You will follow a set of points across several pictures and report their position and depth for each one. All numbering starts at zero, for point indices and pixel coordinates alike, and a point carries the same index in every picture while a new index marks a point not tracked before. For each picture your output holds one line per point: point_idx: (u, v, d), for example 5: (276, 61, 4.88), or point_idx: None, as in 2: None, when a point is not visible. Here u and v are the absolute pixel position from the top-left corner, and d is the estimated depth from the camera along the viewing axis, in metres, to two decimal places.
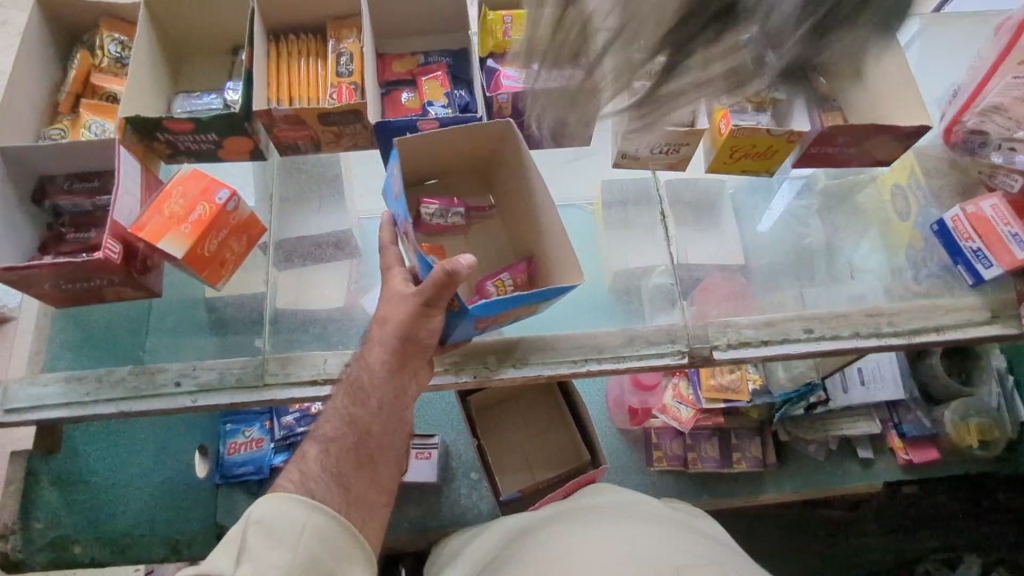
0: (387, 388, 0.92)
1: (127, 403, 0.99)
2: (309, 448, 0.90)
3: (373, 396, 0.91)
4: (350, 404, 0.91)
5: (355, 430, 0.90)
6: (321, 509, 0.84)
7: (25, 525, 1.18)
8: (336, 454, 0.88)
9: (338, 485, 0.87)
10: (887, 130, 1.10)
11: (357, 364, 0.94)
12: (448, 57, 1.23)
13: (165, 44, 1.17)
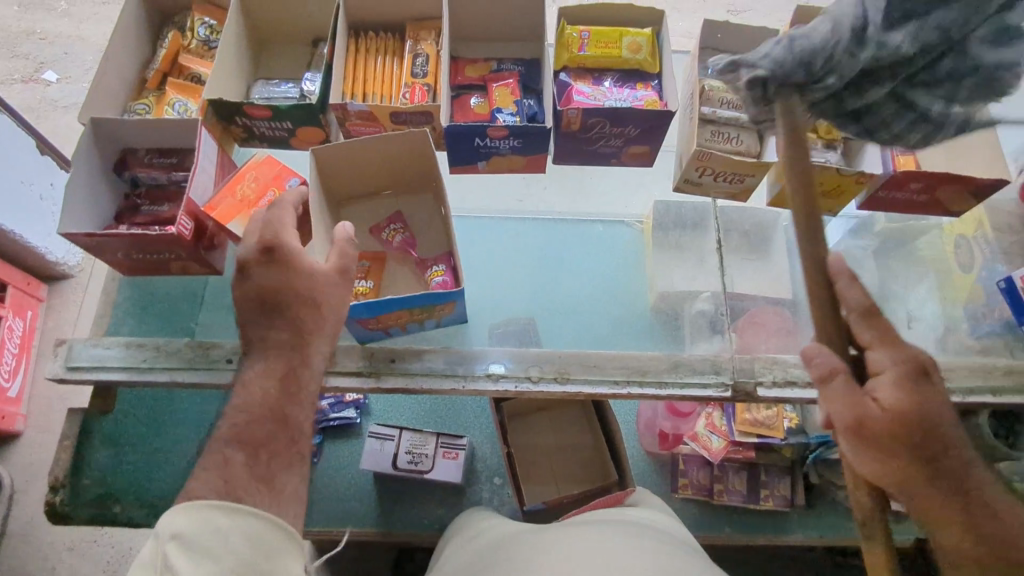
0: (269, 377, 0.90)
1: (181, 374, 1.03)
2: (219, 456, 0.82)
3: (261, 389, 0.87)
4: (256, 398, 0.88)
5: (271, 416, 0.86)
6: (245, 512, 0.76)
7: (74, 480, 1.16)
8: (262, 457, 0.83)
9: (265, 486, 0.81)
10: (963, 182, 1.06)
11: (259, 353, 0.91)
12: (520, 66, 1.24)
13: (251, 31, 1.21)
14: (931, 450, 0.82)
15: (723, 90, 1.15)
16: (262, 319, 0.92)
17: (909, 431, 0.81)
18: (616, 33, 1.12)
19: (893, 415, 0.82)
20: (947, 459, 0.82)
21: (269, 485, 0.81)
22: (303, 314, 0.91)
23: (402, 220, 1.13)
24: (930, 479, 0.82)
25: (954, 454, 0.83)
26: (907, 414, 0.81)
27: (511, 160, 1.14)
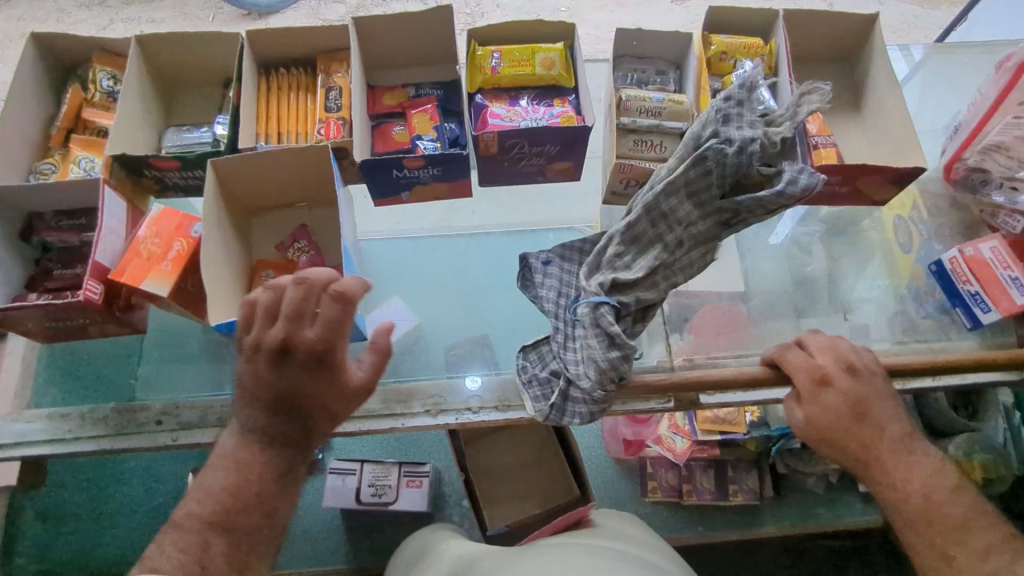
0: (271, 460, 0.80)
1: (109, 441, 1.00)
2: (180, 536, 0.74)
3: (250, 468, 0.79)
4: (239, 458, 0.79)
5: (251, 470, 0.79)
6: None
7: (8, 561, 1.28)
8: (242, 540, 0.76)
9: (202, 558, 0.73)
10: (880, 171, 1.07)
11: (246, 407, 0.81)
12: (439, 89, 1.21)
13: (159, 77, 1.17)
14: (857, 437, 0.84)
15: (642, 97, 1.12)
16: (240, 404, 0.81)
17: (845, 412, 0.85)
18: (528, 50, 1.11)
19: (827, 400, 0.86)
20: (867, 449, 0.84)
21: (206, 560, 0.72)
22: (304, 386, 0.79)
23: (309, 238, 1.10)
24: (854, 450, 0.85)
25: (869, 444, 0.84)
26: (836, 403, 0.85)
27: (434, 187, 1.12)
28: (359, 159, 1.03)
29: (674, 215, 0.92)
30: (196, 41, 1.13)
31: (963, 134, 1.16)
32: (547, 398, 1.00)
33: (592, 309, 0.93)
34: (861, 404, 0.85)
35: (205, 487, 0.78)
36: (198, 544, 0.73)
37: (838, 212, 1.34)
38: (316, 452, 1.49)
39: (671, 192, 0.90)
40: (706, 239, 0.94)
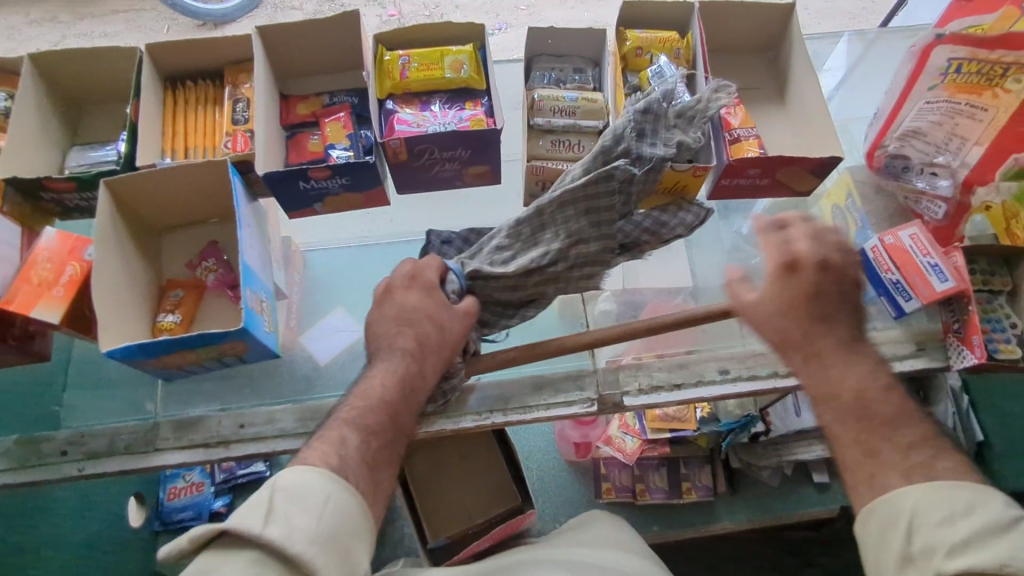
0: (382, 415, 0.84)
1: (12, 475, 0.97)
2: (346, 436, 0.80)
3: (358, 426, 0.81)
4: (398, 401, 0.86)
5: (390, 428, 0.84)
6: (348, 490, 0.74)
7: None
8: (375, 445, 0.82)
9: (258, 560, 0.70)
10: (796, 161, 1.06)
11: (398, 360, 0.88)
12: (353, 96, 1.19)
13: (61, 96, 1.14)
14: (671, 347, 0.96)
15: (555, 97, 1.11)
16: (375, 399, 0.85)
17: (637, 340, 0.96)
18: (436, 53, 1.09)
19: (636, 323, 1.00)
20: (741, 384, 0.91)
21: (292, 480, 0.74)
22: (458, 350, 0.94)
23: (218, 255, 1.07)
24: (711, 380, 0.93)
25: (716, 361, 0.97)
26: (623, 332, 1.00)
27: (348, 197, 1.09)
28: (261, 172, 1.00)
29: (564, 224, 0.95)
30: (95, 57, 1.09)
31: (880, 121, 1.15)
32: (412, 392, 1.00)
33: (458, 284, 0.97)
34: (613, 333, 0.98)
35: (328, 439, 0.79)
36: (337, 439, 0.79)
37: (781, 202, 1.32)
38: (262, 469, 1.52)
39: (562, 205, 0.94)
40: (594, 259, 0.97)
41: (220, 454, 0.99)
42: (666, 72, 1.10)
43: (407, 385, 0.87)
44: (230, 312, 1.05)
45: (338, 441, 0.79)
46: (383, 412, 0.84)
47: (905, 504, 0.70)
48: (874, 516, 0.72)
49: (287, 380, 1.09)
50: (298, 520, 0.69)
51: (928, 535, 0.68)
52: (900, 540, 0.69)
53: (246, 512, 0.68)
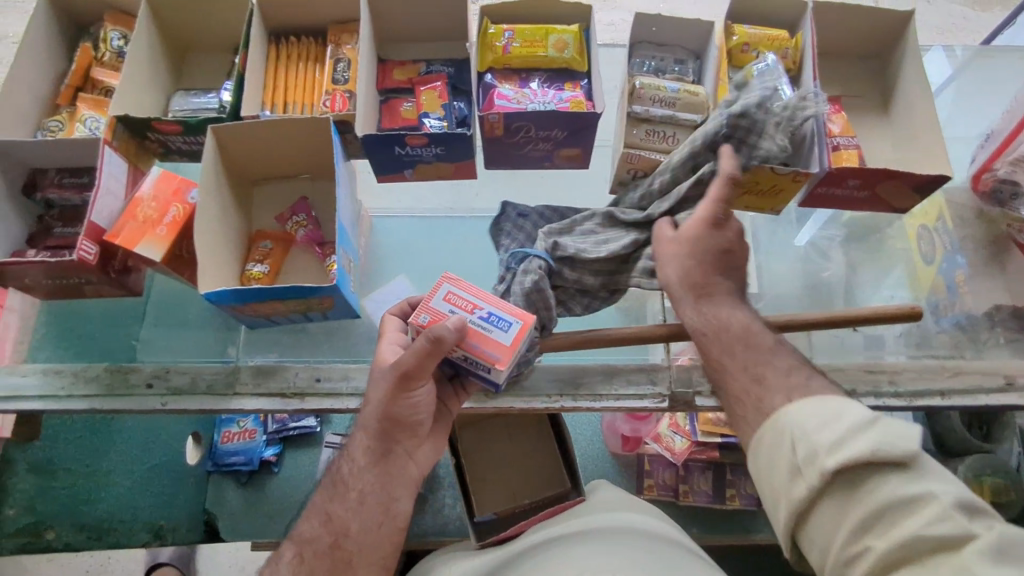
0: (370, 481, 0.87)
1: (101, 400, 1.01)
2: (286, 550, 0.86)
3: (353, 489, 0.87)
4: (329, 501, 0.87)
5: (331, 530, 0.85)
6: None
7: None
8: (309, 559, 0.83)
9: None
10: (901, 176, 1.02)
11: (343, 455, 0.90)
12: (450, 67, 1.19)
13: (170, 41, 1.16)
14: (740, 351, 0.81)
15: (657, 87, 1.09)
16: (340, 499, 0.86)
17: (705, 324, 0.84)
18: (541, 30, 1.09)
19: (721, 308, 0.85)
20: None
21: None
22: (394, 410, 0.87)
23: (308, 211, 1.08)
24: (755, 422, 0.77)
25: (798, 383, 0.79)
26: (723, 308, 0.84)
27: (438, 167, 1.10)
28: (362, 134, 1.01)
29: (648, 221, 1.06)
30: (207, 5, 1.11)
31: (995, 143, 1.13)
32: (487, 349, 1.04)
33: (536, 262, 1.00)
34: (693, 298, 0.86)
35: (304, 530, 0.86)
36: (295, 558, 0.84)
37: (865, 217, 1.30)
38: (313, 424, 1.53)
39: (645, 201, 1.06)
40: None
41: (294, 404, 1.02)
42: (773, 73, 1.04)
43: (339, 478, 0.88)
44: (314, 270, 1.07)
45: (272, 563, 0.85)
46: (325, 524, 0.86)
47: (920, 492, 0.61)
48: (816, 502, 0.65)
49: (363, 342, 1.11)
50: None
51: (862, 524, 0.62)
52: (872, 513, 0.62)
53: None
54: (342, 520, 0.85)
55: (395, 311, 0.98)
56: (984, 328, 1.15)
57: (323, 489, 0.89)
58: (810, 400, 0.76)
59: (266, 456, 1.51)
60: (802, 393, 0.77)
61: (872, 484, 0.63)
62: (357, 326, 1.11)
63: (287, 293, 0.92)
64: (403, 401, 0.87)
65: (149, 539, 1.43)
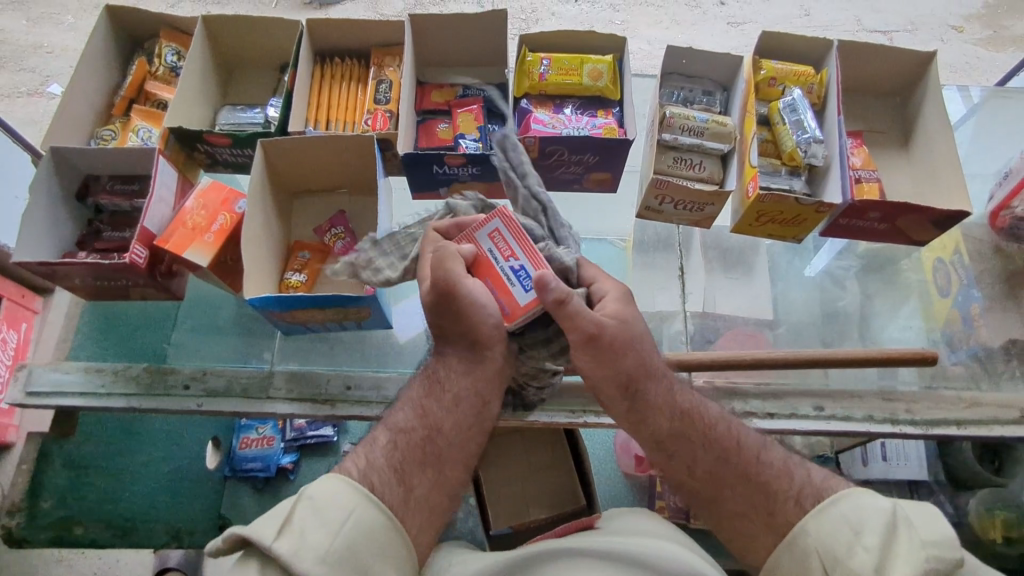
0: (465, 383, 0.88)
1: (138, 399, 1.04)
2: (379, 437, 0.84)
3: (449, 391, 0.87)
4: (425, 396, 0.87)
5: (424, 424, 0.84)
6: (374, 504, 0.75)
7: (32, 504, 1.39)
8: (402, 451, 0.82)
9: (398, 484, 0.78)
10: (921, 210, 1.05)
11: (437, 358, 0.91)
12: (485, 91, 1.24)
13: (220, 58, 1.22)
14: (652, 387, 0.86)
15: (686, 116, 1.13)
16: (433, 400, 0.86)
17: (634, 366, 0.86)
18: (578, 59, 1.14)
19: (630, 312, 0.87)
20: (732, 491, 0.82)
21: (401, 482, 0.79)
22: (472, 325, 0.87)
23: (346, 224, 1.12)
24: (685, 459, 0.84)
25: (704, 412, 0.86)
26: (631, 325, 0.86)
27: (473, 186, 1.14)
28: (403, 153, 1.05)
29: None
30: (258, 26, 1.17)
31: (1016, 180, 1.19)
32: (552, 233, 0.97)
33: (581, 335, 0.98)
34: (630, 346, 0.85)
35: (398, 419, 0.85)
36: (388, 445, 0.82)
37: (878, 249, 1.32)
38: (332, 433, 1.48)
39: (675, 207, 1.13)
40: None
41: (324, 411, 1.05)
42: (799, 106, 1.13)
43: (432, 380, 0.88)
44: (347, 281, 1.11)
45: (366, 445, 0.82)
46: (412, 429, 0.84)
47: (870, 512, 0.74)
48: (789, 554, 0.77)
49: (393, 352, 1.14)
50: (312, 544, 0.70)
51: (846, 560, 0.72)
52: (842, 545, 0.73)
53: (265, 522, 0.71)
54: (434, 416, 0.85)
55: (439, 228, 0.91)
56: (1000, 361, 1.18)
57: (418, 388, 0.89)
58: (730, 451, 0.83)
59: (284, 464, 1.46)
60: (728, 443, 0.84)
61: (832, 518, 0.75)
62: (388, 337, 1.15)
63: (326, 299, 0.95)
64: (476, 315, 0.86)
65: (169, 541, 1.41)
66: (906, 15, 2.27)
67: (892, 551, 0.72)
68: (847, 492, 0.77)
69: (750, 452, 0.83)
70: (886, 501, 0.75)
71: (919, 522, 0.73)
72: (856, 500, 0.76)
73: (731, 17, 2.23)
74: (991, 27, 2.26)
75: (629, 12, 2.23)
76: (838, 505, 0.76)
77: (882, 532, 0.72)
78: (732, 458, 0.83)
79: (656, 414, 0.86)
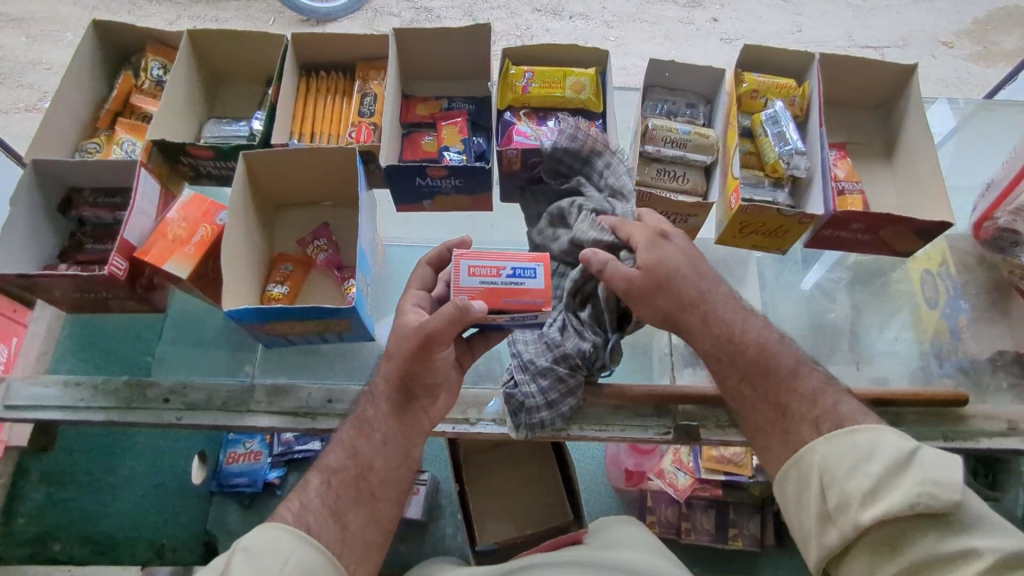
0: (393, 421, 0.88)
1: (117, 412, 1.03)
2: (312, 478, 0.84)
3: (378, 428, 0.87)
4: (354, 436, 0.87)
5: (356, 463, 0.85)
6: (310, 542, 0.76)
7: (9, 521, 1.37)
8: (336, 488, 0.82)
9: (335, 520, 0.80)
10: (902, 221, 1.05)
11: (365, 400, 0.91)
12: (471, 104, 1.24)
13: (206, 71, 1.23)
14: (694, 311, 0.89)
15: (668, 127, 1.14)
16: (366, 442, 0.86)
17: (677, 293, 0.89)
18: (560, 72, 1.16)
19: (664, 252, 0.90)
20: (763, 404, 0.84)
21: (337, 520, 0.80)
22: (416, 368, 0.88)
23: (328, 236, 1.12)
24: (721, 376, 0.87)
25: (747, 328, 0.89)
26: (672, 258, 0.90)
27: (457, 198, 1.14)
28: (384, 165, 1.05)
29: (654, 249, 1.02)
30: (243, 40, 1.18)
31: (997, 192, 1.18)
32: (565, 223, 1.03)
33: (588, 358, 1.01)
34: (663, 284, 0.89)
35: (329, 459, 0.86)
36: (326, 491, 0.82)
37: (865, 260, 1.32)
38: (318, 447, 1.47)
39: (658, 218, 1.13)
40: None
41: (306, 424, 1.04)
42: (781, 118, 1.13)
43: (362, 420, 0.89)
44: (329, 294, 1.10)
45: (299, 490, 0.82)
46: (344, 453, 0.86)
47: (886, 448, 0.73)
48: (795, 469, 0.77)
49: (376, 365, 1.13)
50: None
51: (841, 482, 0.72)
52: (844, 469, 0.73)
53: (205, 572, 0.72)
54: (366, 454, 0.86)
55: (433, 259, 1.01)
56: (987, 373, 1.17)
57: (347, 428, 0.89)
58: (762, 367, 0.85)
59: (271, 478, 1.44)
60: (761, 358, 0.85)
61: (844, 445, 0.74)
62: (372, 350, 1.14)
63: (304, 311, 0.95)
64: (430, 360, 0.87)
65: (151, 558, 1.38)
66: (897, 32, 2.29)
67: (893, 483, 0.71)
68: (872, 425, 0.75)
69: (788, 371, 0.84)
70: (908, 442, 0.73)
71: (933, 465, 0.70)
72: (879, 432, 0.74)
73: (724, 33, 2.25)
74: (981, 43, 2.28)
75: (622, 28, 2.25)
76: (854, 436, 0.75)
77: (890, 464, 0.71)
78: (766, 375, 0.84)
79: (693, 335, 0.89)
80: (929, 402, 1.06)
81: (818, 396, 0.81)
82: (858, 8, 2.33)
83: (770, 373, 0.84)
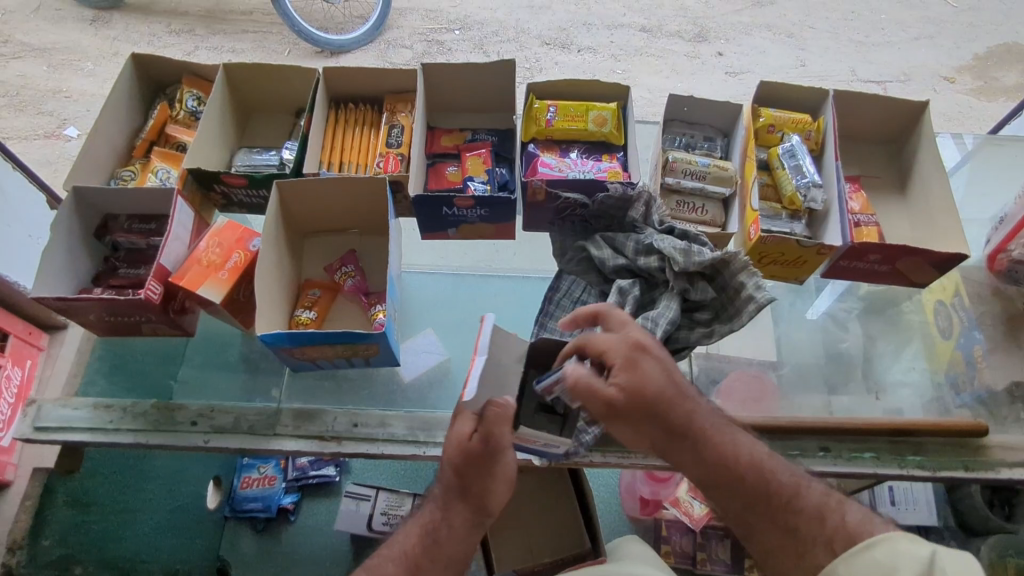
0: (462, 539, 0.86)
1: (145, 435, 1.04)
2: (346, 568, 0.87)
3: (445, 549, 0.86)
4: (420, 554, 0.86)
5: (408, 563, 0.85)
6: None
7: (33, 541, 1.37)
8: None
9: None
10: (920, 253, 1.07)
11: (427, 514, 0.90)
12: (494, 136, 1.28)
13: (239, 104, 1.27)
14: (679, 438, 0.89)
15: (688, 160, 1.17)
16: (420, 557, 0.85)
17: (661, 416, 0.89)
18: (583, 107, 1.21)
19: (644, 370, 0.88)
20: (776, 523, 0.85)
21: None
22: (478, 480, 0.87)
23: (356, 263, 1.14)
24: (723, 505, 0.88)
25: (734, 447, 0.89)
26: (655, 375, 0.88)
27: (481, 226, 1.17)
28: (413, 194, 1.08)
29: (696, 274, 1.03)
30: (276, 74, 1.22)
31: (1011, 224, 1.22)
32: (614, 246, 1.08)
33: None
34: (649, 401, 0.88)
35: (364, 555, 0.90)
36: None
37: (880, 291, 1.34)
38: (334, 473, 1.51)
39: None
40: (716, 302, 1.05)
41: (330, 448, 1.05)
42: (798, 152, 1.17)
43: (430, 539, 0.87)
44: (358, 317, 1.13)
45: None
46: (409, 562, 0.85)
47: (906, 562, 0.73)
48: None
49: (399, 391, 1.15)
50: None
51: None
52: None
53: None
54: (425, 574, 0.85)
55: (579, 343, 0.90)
56: (1005, 404, 1.18)
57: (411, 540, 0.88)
58: (769, 485, 0.86)
59: (286, 504, 1.48)
60: (763, 479, 0.86)
61: (865, 562, 0.76)
62: (394, 375, 1.16)
63: (338, 334, 0.96)
64: (484, 472, 0.87)
65: None
66: (899, 67, 2.35)
67: None
68: (886, 537, 0.76)
69: (785, 482, 0.86)
70: (924, 548, 0.73)
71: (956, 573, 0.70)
72: (894, 545, 0.75)
73: (728, 67, 2.31)
74: (982, 78, 2.34)
75: (629, 62, 2.31)
76: (872, 550, 0.76)
77: None
78: (774, 496, 0.85)
79: (687, 462, 0.90)
80: (951, 432, 1.06)
81: (825, 500, 0.85)
82: (860, 45, 2.39)
83: (774, 487, 0.86)
